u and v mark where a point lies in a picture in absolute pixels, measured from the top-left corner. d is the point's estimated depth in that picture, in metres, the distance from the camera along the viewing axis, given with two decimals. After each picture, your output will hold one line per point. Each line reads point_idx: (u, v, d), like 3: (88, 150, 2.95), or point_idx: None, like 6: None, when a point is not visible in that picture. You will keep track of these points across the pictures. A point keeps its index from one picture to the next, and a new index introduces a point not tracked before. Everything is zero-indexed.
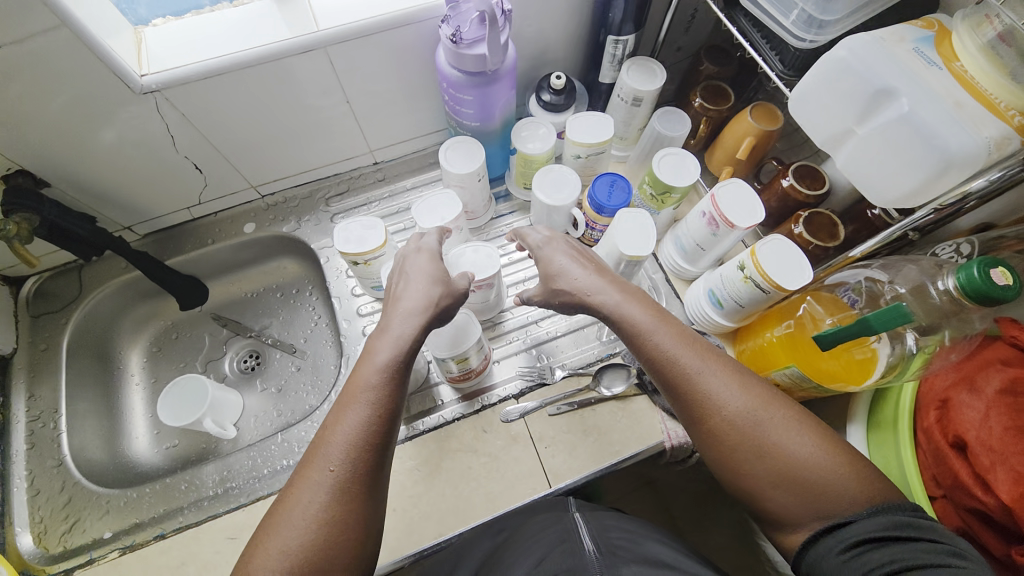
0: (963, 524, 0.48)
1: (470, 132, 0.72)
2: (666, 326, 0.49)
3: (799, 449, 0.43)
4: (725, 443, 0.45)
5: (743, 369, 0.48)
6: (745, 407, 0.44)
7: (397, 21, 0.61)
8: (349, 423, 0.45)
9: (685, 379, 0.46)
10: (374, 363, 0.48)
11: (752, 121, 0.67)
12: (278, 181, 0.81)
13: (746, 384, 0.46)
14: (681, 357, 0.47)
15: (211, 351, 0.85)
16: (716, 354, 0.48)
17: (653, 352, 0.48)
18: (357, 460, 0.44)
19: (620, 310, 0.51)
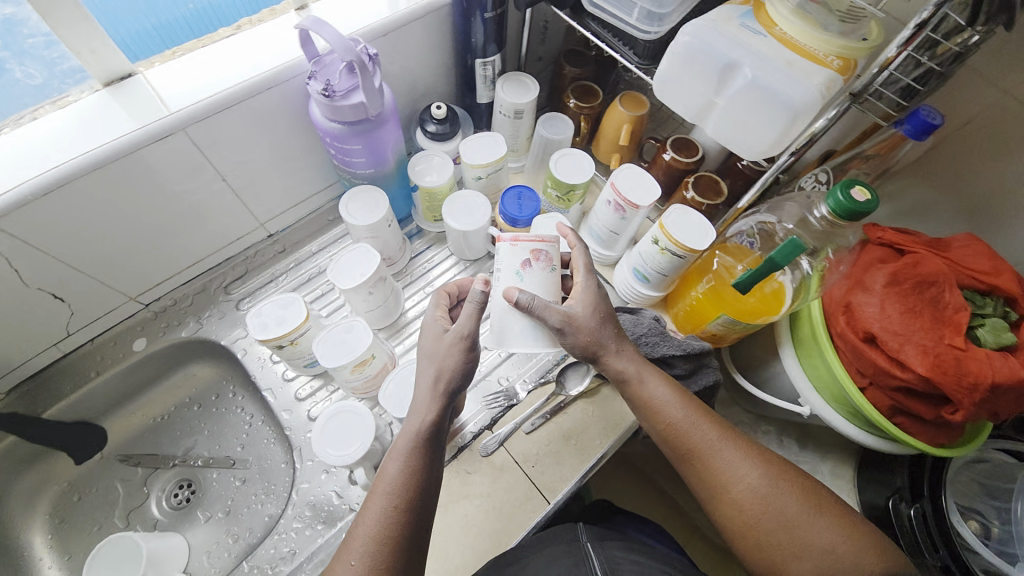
0: (893, 400, 0.56)
1: (366, 180, 0.69)
2: (682, 401, 0.57)
3: (817, 524, 0.50)
4: (744, 514, 0.52)
5: (757, 448, 0.55)
6: (758, 481, 0.52)
7: (259, 86, 0.57)
8: (374, 511, 0.45)
9: (706, 454, 0.54)
10: (392, 453, 0.48)
11: (624, 110, 0.73)
12: (162, 284, 0.71)
13: (760, 462, 0.54)
14: (701, 435, 0.55)
15: (130, 499, 0.72)
16: (732, 431, 0.56)
17: (671, 424, 0.56)
18: (378, 551, 0.43)
19: (642, 386, 0.57)
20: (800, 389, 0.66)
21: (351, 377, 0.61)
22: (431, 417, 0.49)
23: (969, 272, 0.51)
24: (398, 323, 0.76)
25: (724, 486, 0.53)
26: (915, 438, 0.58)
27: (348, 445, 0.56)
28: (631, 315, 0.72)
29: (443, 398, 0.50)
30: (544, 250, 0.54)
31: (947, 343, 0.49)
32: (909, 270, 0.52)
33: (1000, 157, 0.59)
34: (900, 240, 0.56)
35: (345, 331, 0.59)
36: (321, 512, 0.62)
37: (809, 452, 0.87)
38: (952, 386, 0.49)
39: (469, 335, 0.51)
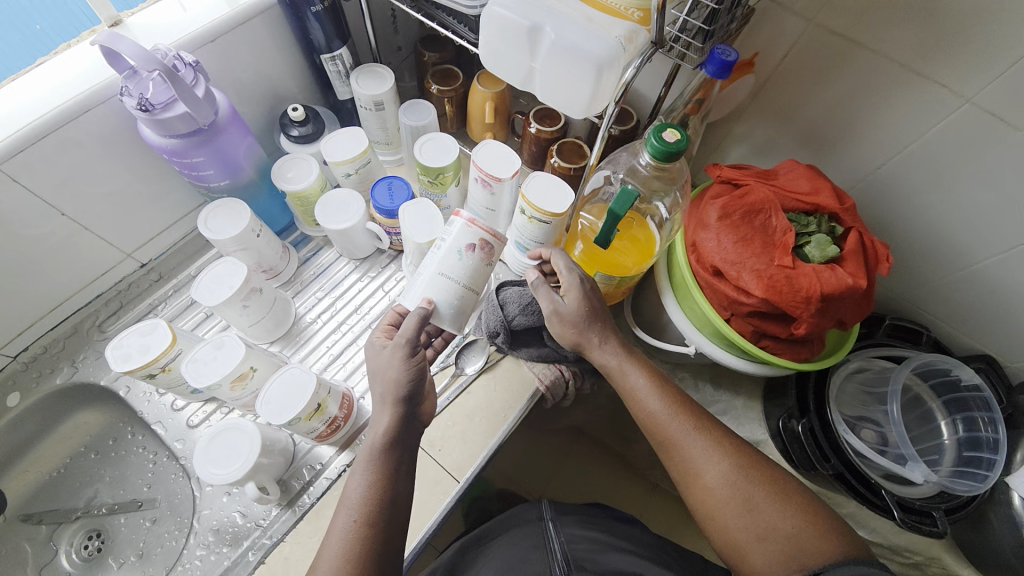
0: (753, 326, 0.59)
1: (225, 193, 0.67)
2: (662, 391, 0.59)
3: (782, 513, 0.52)
4: (712, 500, 0.54)
5: (731, 439, 0.57)
6: (728, 471, 0.54)
7: (73, 111, 0.55)
8: (338, 526, 0.48)
9: (679, 444, 0.56)
10: (356, 476, 0.50)
11: (483, 88, 0.74)
12: (26, 333, 0.67)
13: (730, 454, 0.56)
14: (675, 424, 0.57)
15: (37, 557, 0.68)
16: (709, 423, 0.58)
17: (649, 413, 0.58)
18: (344, 569, 0.45)
19: (622, 376, 0.60)
20: (685, 331, 0.69)
21: (234, 394, 0.60)
22: (387, 423, 0.52)
23: (793, 195, 0.55)
24: (293, 332, 0.74)
25: (697, 474, 0.55)
26: (783, 358, 0.61)
27: (232, 462, 0.55)
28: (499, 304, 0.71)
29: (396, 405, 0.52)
30: (490, 243, 0.57)
31: (779, 264, 0.52)
32: (737, 203, 0.55)
33: (820, 85, 0.63)
34: (735, 175, 0.59)
35: (215, 350, 0.58)
36: (226, 534, 0.61)
37: (723, 390, 0.86)
38: (788, 302, 0.52)
39: (407, 339, 0.54)
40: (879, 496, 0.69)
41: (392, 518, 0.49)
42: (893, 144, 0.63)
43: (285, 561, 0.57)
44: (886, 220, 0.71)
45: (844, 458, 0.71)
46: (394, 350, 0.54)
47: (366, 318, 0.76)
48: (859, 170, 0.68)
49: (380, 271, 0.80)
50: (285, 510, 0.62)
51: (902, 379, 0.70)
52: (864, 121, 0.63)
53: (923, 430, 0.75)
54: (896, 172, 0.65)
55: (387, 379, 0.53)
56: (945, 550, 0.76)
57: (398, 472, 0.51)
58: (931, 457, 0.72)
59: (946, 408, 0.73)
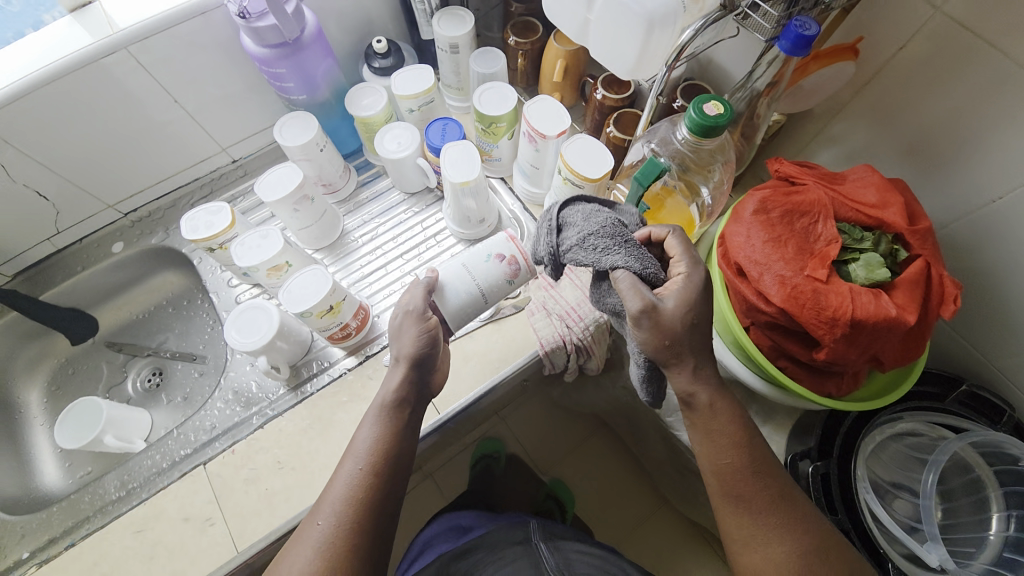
0: (771, 340, 0.53)
1: (303, 107, 0.75)
2: (738, 436, 0.48)
3: None
4: None
5: (803, 512, 0.48)
6: (796, 554, 0.45)
7: (193, 10, 0.64)
8: (343, 472, 0.50)
9: (741, 504, 0.47)
10: (363, 436, 0.52)
11: (558, 45, 0.73)
12: (136, 196, 0.81)
13: (799, 532, 0.47)
14: (745, 483, 0.47)
15: (112, 377, 0.85)
16: (782, 494, 0.47)
17: (715, 473, 0.49)
18: (342, 516, 0.48)
19: (698, 403, 0.48)
20: (703, 333, 0.64)
21: (271, 280, 0.69)
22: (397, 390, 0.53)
23: (853, 204, 0.48)
24: (337, 245, 0.82)
25: (764, 558, 0.45)
26: (800, 385, 0.55)
27: (253, 334, 0.64)
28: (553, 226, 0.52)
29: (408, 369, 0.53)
30: (520, 262, 0.62)
31: (808, 275, 0.47)
32: (780, 199, 0.49)
33: (936, 90, 0.53)
34: (793, 171, 0.52)
35: (261, 239, 0.66)
36: (241, 397, 0.71)
37: None
38: (809, 319, 0.46)
39: (418, 310, 0.56)
40: (882, 568, 0.59)
41: (393, 474, 0.51)
42: (1012, 175, 0.52)
43: (280, 432, 0.66)
44: (987, 268, 0.59)
45: (854, 517, 0.62)
46: (404, 320, 0.56)
47: (401, 248, 0.81)
48: (963, 204, 0.57)
49: (424, 208, 0.84)
50: (289, 392, 0.70)
51: (950, 451, 0.60)
52: (981, 144, 0.53)
53: (971, 518, 0.63)
54: (1011, 211, 0.54)
55: (402, 343, 0.54)
56: None
57: (408, 432, 0.53)
58: (965, 548, 0.62)
59: (1005, 501, 0.60)
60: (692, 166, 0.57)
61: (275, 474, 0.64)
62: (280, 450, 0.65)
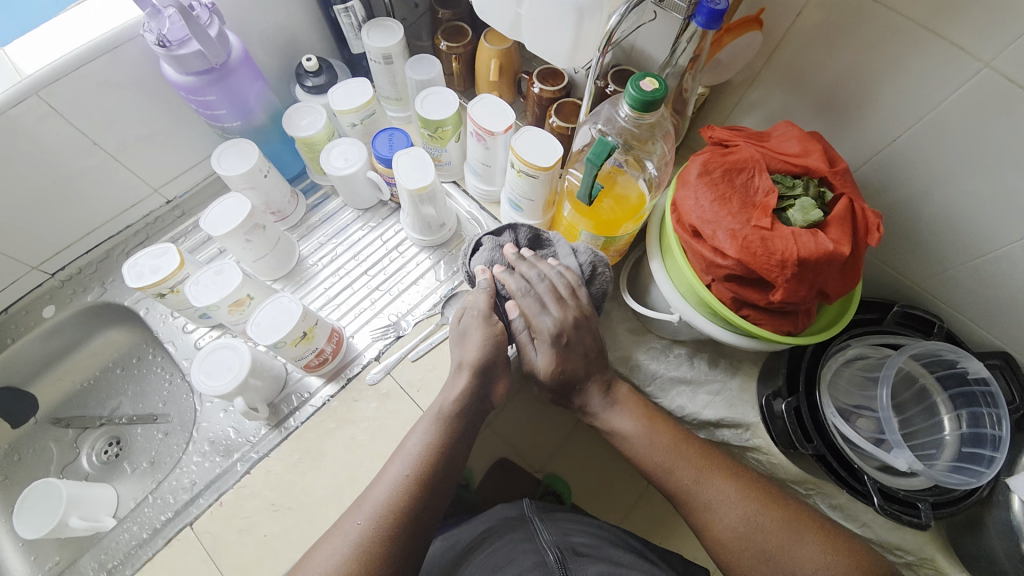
0: (731, 292, 0.58)
1: (239, 134, 0.72)
2: (653, 439, 0.64)
3: (804, 548, 0.55)
4: (734, 553, 0.57)
5: (737, 479, 0.60)
6: (742, 518, 0.57)
7: (104, 45, 0.60)
8: (390, 475, 0.55)
9: (685, 495, 0.60)
10: (409, 447, 0.57)
11: (490, 45, 0.75)
12: (64, 254, 0.75)
13: (739, 498, 0.59)
14: (678, 476, 0.61)
15: (63, 456, 0.78)
16: (710, 464, 0.61)
17: (653, 468, 0.63)
18: (380, 519, 0.51)
19: (611, 425, 0.66)
20: (669, 297, 0.68)
21: (233, 317, 0.66)
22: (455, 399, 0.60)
23: (781, 157, 0.54)
24: (295, 273, 0.79)
25: (710, 526, 0.59)
26: (764, 329, 0.60)
27: (222, 377, 0.60)
28: (494, 233, 0.69)
29: (471, 378, 0.61)
30: None
31: (755, 225, 0.51)
32: (719, 161, 0.54)
33: (834, 49, 0.60)
34: (725, 135, 0.57)
35: (217, 275, 0.63)
36: (219, 446, 0.67)
37: (718, 369, 0.84)
38: (762, 265, 0.51)
39: (481, 312, 0.63)
40: (861, 482, 0.67)
41: (445, 479, 0.56)
42: (906, 115, 0.60)
43: (268, 472, 0.63)
44: (899, 198, 0.68)
45: (828, 441, 0.69)
46: (471, 323, 0.64)
47: (363, 265, 0.80)
48: (870, 145, 0.65)
49: (381, 222, 0.83)
50: (272, 430, 0.68)
51: (896, 365, 0.67)
52: (879, 90, 0.60)
53: (926, 424, 0.73)
54: (909, 146, 0.62)
55: (468, 348, 0.62)
56: (940, 550, 0.73)
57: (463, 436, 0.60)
58: (927, 451, 0.71)
59: (952, 403, 0.70)
60: (636, 143, 0.60)
61: (271, 517, 0.61)
62: (272, 491, 0.62)
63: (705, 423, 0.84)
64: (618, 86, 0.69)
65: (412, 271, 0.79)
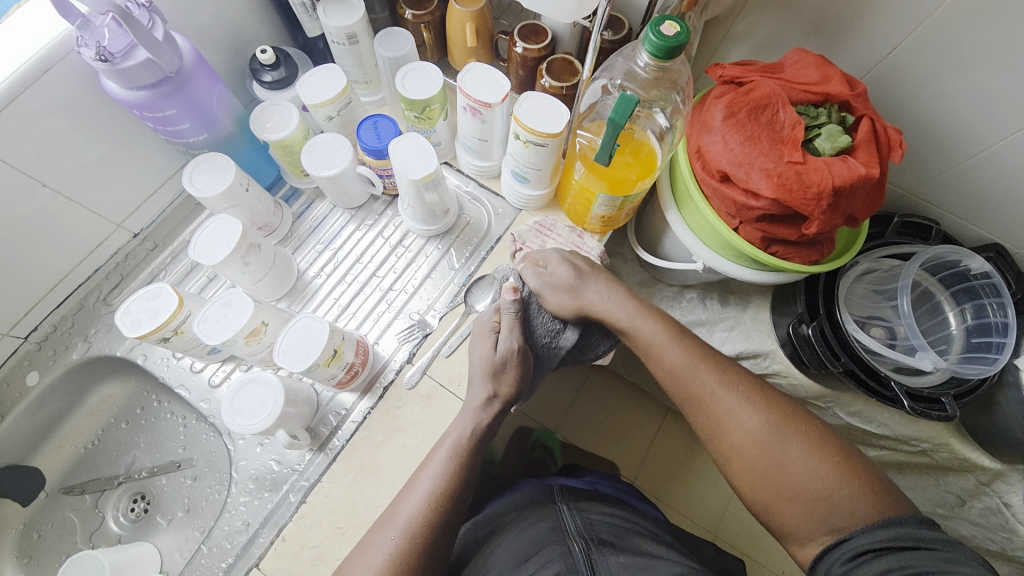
0: (762, 232, 0.58)
1: (205, 148, 0.65)
2: (681, 342, 0.59)
3: (809, 461, 0.51)
4: (740, 456, 0.54)
5: (760, 390, 0.56)
6: (754, 422, 0.53)
7: (31, 74, 0.51)
8: (419, 490, 0.53)
9: (701, 399, 0.57)
10: (436, 460, 0.55)
11: (461, 8, 0.69)
12: (31, 314, 0.67)
13: (754, 401, 0.55)
14: (697, 381, 0.57)
15: (87, 525, 0.72)
16: (736, 377, 0.57)
17: (668, 375, 0.59)
18: (415, 532, 0.51)
19: (635, 326, 0.61)
20: (691, 247, 0.68)
21: (250, 348, 0.61)
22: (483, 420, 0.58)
23: (801, 86, 0.53)
24: (298, 288, 0.74)
25: (720, 432, 0.55)
26: (794, 262, 0.60)
27: (257, 414, 0.56)
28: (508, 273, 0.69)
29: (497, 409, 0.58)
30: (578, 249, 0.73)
31: (788, 161, 0.50)
32: (743, 99, 0.53)
33: None
34: (738, 72, 0.56)
35: (224, 308, 0.58)
36: (265, 481, 0.64)
37: (732, 306, 0.86)
38: (799, 200, 0.51)
39: (517, 347, 0.59)
40: (888, 388, 0.71)
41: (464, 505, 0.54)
42: (901, 27, 0.60)
43: (325, 499, 0.60)
44: (897, 112, 0.68)
45: (853, 355, 0.71)
46: (509, 357, 0.59)
47: (369, 266, 0.75)
48: (865, 62, 0.65)
49: (377, 219, 0.78)
50: (317, 454, 0.65)
51: (911, 274, 0.70)
52: (873, 5, 0.59)
53: (931, 323, 0.76)
54: (905, 58, 0.62)
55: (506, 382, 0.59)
56: (954, 434, 0.78)
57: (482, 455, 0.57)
58: (940, 347, 0.74)
59: (955, 299, 0.74)
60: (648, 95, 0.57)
61: (340, 541, 0.59)
62: (335, 516, 0.60)
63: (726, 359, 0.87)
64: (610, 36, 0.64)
65: (423, 265, 0.75)
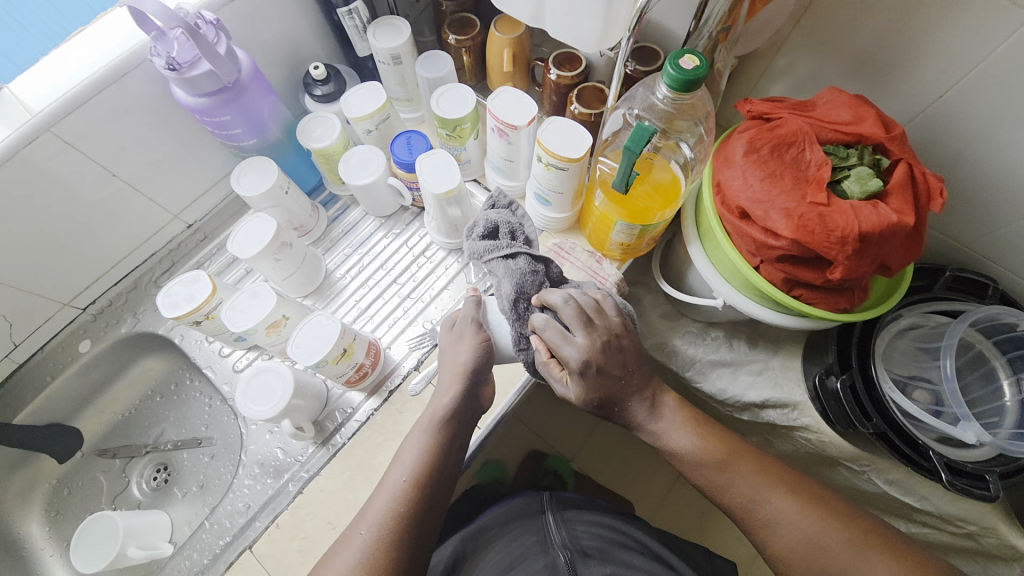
0: (784, 273, 0.55)
1: (255, 152, 0.71)
2: (710, 446, 0.56)
3: (875, 569, 0.48)
4: (795, 570, 0.51)
5: (801, 492, 0.53)
6: (805, 533, 0.51)
7: (110, 75, 0.58)
8: (390, 481, 0.54)
9: (742, 510, 0.54)
10: (404, 459, 0.55)
11: (501, 35, 0.72)
12: (92, 288, 0.74)
13: (800, 507, 0.52)
14: (735, 490, 0.54)
15: (113, 486, 0.78)
16: (771, 476, 0.55)
17: (704, 484, 0.56)
18: (384, 526, 0.50)
19: (664, 438, 0.58)
20: (711, 283, 0.65)
21: (271, 339, 0.65)
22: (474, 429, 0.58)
23: (831, 126, 0.51)
24: (324, 287, 0.78)
25: (767, 544, 0.53)
26: (819, 308, 0.57)
27: (267, 401, 0.60)
28: (506, 259, 0.61)
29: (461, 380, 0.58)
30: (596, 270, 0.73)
31: (811, 202, 0.48)
32: (767, 136, 0.52)
33: (870, 7, 0.57)
34: (767, 109, 0.54)
35: (252, 299, 0.62)
36: (269, 467, 0.67)
37: (761, 348, 0.81)
38: (822, 243, 0.48)
39: (473, 319, 0.62)
40: (925, 458, 0.65)
41: (437, 495, 0.54)
42: (954, 70, 0.56)
43: (321, 492, 0.62)
44: (950, 158, 0.64)
45: (888, 418, 0.66)
46: (466, 325, 0.61)
47: (392, 273, 0.78)
48: (915, 104, 0.62)
49: (404, 228, 0.81)
50: (320, 448, 0.67)
51: (958, 333, 0.65)
52: (923, 47, 0.56)
53: (983, 390, 0.68)
54: (959, 102, 0.58)
55: (462, 350, 0.59)
56: (1002, 517, 0.70)
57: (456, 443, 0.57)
58: (991, 419, 0.66)
59: (1011, 366, 0.66)
60: (670, 126, 0.58)
61: (328, 536, 0.60)
62: (327, 511, 0.61)
63: (749, 404, 0.82)
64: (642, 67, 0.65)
65: (441, 276, 0.77)
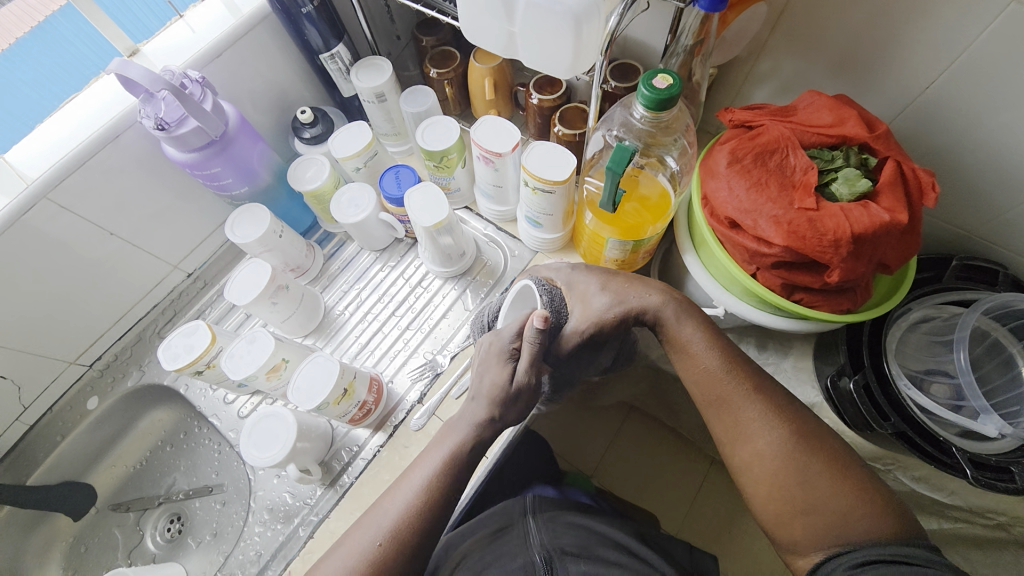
0: (781, 279, 0.54)
1: (248, 199, 0.72)
2: (716, 343, 0.56)
3: (834, 481, 0.48)
4: (761, 474, 0.50)
5: (784, 404, 0.53)
6: (779, 440, 0.50)
7: (103, 137, 0.60)
8: (409, 488, 0.52)
9: (730, 411, 0.53)
10: (427, 465, 0.53)
11: (480, 64, 0.73)
12: (97, 344, 0.76)
13: (780, 413, 0.52)
14: (730, 386, 0.54)
15: (128, 541, 0.78)
16: (760, 386, 0.54)
17: (699, 373, 0.55)
18: (396, 538, 0.49)
19: (672, 326, 0.57)
20: (710, 292, 0.64)
21: (272, 384, 0.65)
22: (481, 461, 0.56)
23: (813, 129, 0.51)
24: (325, 324, 0.78)
25: (743, 443, 0.52)
26: (821, 311, 0.55)
27: (271, 447, 0.60)
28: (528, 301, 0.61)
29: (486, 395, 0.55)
30: None
31: (799, 208, 0.48)
32: (748, 145, 0.52)
33: (845, 6, 0.57)
34: (747, 117, 0.54)
35: (252, 345, 0.63)
36: (279, 513, 0.67)
37: (771, 353, 0.78)
38: (815, 247, 0.47)
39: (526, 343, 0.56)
40: (947, 454, 0.62)
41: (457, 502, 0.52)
42: (938, 61, 0.56)
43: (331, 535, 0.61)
44: (942, 148, 0.63)
45: (906, 416, 0.63)
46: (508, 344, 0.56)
47: (390, 305, 0.78)
48: (901, 97, 0.61)
49: (399, 260, 0.82)
50: (327, 489, 0.66)
51: (970, 324, 0.63)
52: (901, 42, 0.56)
53: (1003, 379, 0.65)
54: (945, 91, 0.58)
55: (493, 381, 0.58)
56: None
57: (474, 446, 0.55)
58: (1011, 408, 0.63)
59: None
60: (652, 141, 0.58)
61: None
62: None
63: None
64: (621, 84, 0.65)
65: (439, 304, 0.77)
